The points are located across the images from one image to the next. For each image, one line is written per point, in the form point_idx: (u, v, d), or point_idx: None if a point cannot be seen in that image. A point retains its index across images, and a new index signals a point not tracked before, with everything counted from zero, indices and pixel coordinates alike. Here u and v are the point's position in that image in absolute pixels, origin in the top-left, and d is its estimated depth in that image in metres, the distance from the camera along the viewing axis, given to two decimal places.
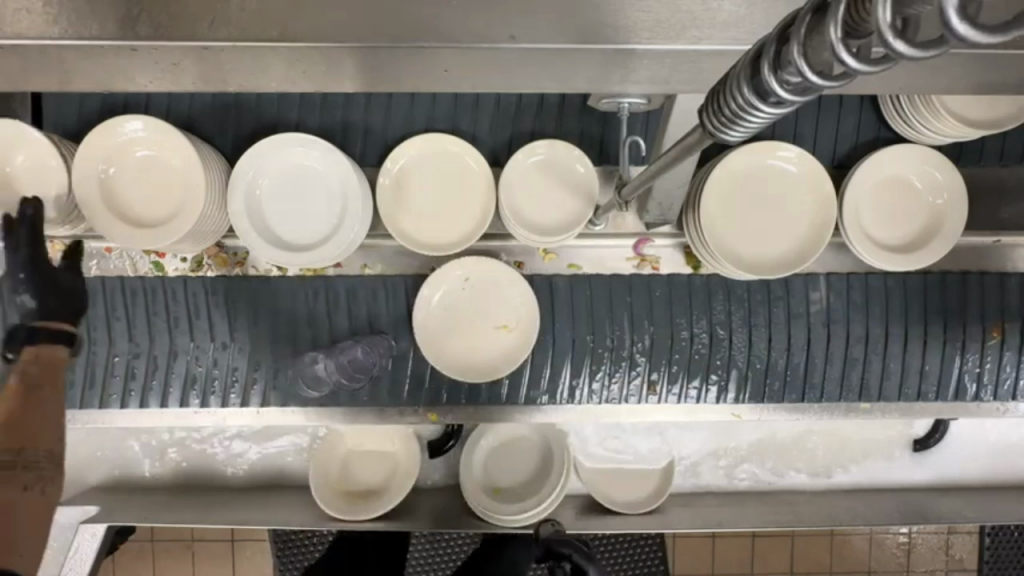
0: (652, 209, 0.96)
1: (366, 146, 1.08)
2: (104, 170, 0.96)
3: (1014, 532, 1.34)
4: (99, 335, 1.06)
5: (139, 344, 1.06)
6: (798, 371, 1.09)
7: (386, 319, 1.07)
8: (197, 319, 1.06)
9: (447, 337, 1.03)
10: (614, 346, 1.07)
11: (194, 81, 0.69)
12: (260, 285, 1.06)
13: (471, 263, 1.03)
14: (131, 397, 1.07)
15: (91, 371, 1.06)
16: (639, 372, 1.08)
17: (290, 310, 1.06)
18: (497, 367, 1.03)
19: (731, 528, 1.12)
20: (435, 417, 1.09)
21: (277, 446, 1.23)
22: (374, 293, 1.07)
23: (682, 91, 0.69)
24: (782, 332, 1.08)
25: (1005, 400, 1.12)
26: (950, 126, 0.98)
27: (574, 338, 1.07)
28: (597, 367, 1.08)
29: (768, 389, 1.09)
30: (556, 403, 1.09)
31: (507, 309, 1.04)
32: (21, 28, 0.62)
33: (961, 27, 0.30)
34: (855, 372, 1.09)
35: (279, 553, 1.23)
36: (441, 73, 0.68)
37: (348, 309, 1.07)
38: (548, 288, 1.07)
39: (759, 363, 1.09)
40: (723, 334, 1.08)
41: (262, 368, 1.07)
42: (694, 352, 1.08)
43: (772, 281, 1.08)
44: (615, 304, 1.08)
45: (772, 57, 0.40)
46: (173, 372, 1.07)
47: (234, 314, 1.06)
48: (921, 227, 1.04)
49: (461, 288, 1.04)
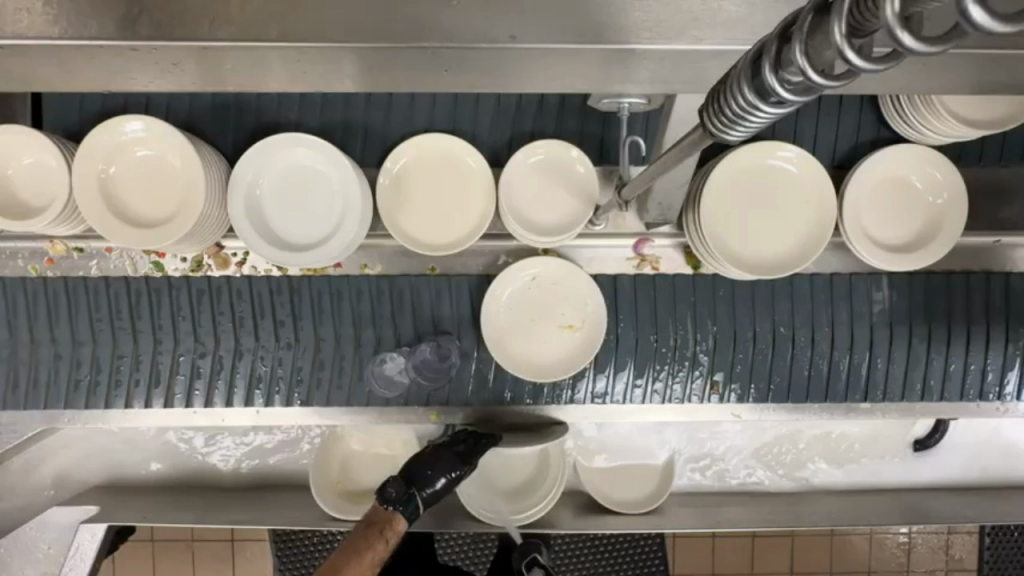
0: (652, 209, 0.97)
1: (366, 146, 1.08)
2: (104, 170, 0.96)
3: (1014, 532, 1.34)
4: (165, 334, 1.06)
5: (205, 344, 1.07)
6: (861, 372, 1.09)
7: (450, 318, 1.08)
8: (261, 318, 1.06)
9: (517, 336, 1.04)
10: (679, 346, 1.08)
11: (195, 81, 0.69)
12: (327, 285, 1.07)
13: (537, 263, 1.03)
14: (196, 397, 1.08)
15: (157, 371, 1.07)
16: (701, 372, 1.09)
17: (355, 310, 1.07)
18: (563, 368, 1.03)
19: (730, 528, 1.13)
20: (435, 416, 1.11)
21: (281, 447, 1.23)
22: (438, 292, 1.07)
23: (682, 90, 0.69)
24: (845, 332, 1.09)
25: (1007, 401, 1.11)
26: (950, 126, 0.98)
27: (637, 339, 1.08)
28: (661, 367, 1.08)
29: (831, 389, 1.10)
30: (556, 403, 1.10)
31: (572, 309, 1.04)
32: (21, 28, 0.62)
33: (978, 14, 0.31)
34: (917, 373, 1.10)
35: (279, 554, 1.24)
36: (443, 74, 0.68)
37: (412, 309, 1.07)
38: (613, 286, 1.08)
39: (822, 363, 1.09)
40: (786, 333, 1.08)
41: (327, 368, 1.08)
42: (757, 353, 1.08)
43: (835, 279, 1.09)
44: (678, 303, 1.08)
45: (773, 57, 0.40)
46: (237, 372, 1.07)
47: (299, 315, 1.07)
48: (921, 227, 1.04)
49: (527, 287, 1.05)
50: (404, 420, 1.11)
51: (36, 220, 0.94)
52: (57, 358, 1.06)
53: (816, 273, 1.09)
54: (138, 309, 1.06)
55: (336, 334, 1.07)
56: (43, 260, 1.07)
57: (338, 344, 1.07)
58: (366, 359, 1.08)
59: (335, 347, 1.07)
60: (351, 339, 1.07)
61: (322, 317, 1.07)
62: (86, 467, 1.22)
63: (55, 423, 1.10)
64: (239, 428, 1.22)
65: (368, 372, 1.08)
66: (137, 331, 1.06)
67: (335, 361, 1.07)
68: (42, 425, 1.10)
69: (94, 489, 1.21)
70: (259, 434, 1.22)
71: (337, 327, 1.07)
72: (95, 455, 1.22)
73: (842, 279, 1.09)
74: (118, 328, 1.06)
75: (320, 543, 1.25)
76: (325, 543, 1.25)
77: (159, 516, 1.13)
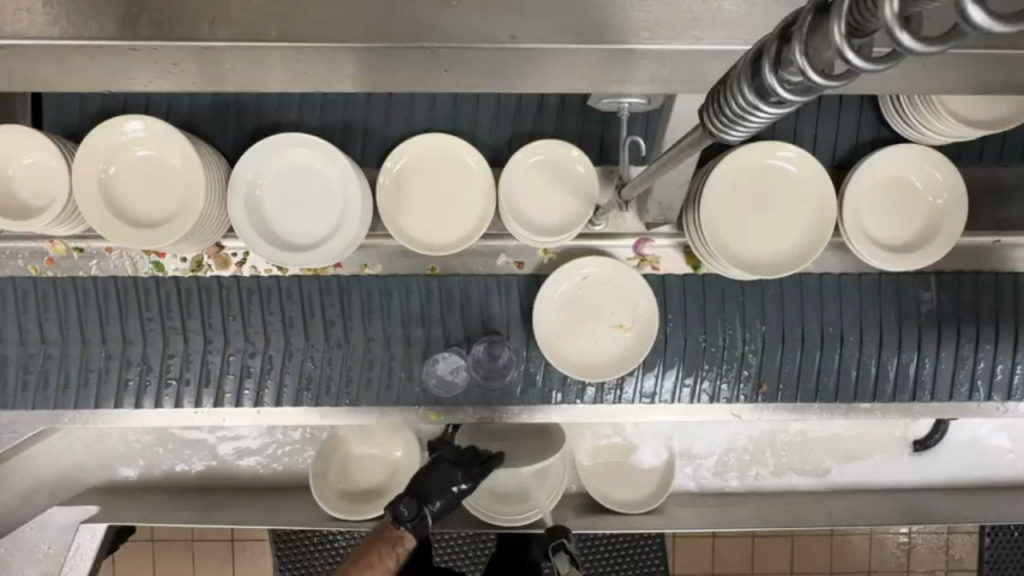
0: (652, 209, 0.97)
1: (366, 146, 1.08)
2: (104, 170, 0.96)
3: (1014, 532, 1.34)
4: (215, 335, 1.07)
5: (254, 344, 1.07)
6: (908, 372, 1.10)
7: (499, 317, 1.08)
8: (311, 317, 1.07)
9: (569, 337, 1.04)
10: (729, 346, 1.08)
11: (195, 81, 0.69)
12: (377, 284, 1.07)
13: (591, 263, 1.04)
14: (245, 396, 1.08)
15: (207, 371, 1.07)
16: (750, 371, 1.09)
17: (404, 309, 1.07)
18: (613, 368, 1.03)
19: (730, 528, 1.13)
20: (435, 416, 1.10)
21: (284, 447, 1.23)
22: (487, 291, 1.08)
23: (682, 90, 0.69)
24: (894, 332, 1.09)
25: (1005, 401, 1.12)
26: (950, 126, 0.98)
27: (685, 338, 1.08)
28: (709, 367, 1.09)
29: (879, 389, 1.10)
30: (559, 403, 1.10)
31: (622, 310, 1.04)
32: (21, 28, 0.62)
33: (977, 14, 0.31)
34: (964, 372, 1.10)
35: (279, 554, 1.24)
36: (443, 74, 0.68)
37: (461, 309, 1.07)
38: (661, 285, 1.08)
39: (871, 363, 1.09)
40: (834, 333, 1.08)
41: (376, 367, 1.08)
42: (805, 353, 1.09)
43: (883, 279, 1.09)
44: (727, 303, 1.08)
45: (773, 57, 0.40)
46: (287, 371, 1.08)
47: (349, 315, 1.07)
48: (921, 227, 1.04)
49: (577, 286, 1.05)
50: (404, 420, 1.10)
51: (36, 220, 0.94)
52: (108, 357, 1.07)
53: (820, 274, 1.09)
54: (189, 309, 1.06)
55: (386, 334, 1.07)
56: (43, 260, 1.06)
57: (389, 344, 1.07)
58: (419, 361, 1.08)
59: (383, 347, 1.07)
60: (402, 339, 1.07)
61: (372, 317, 1.07)
62: (85, 468, 1.22)
63: (56, 424, 1.10)
64: (238, 429, 1.22)
65: (418, 372, 1.08)
66: (187, 330, 1.07)
67: (386, 361, 1.08)
68: (42, 425, 1.11)
69: (93, 489, 1.21)
70: (261, 435, 1.22)
71: (387, 327, 1.07)
72: (94, 455, 1.22)
73: (893, 279, 1.09)
74: (169, 327, 1.06)
75: (320, 543, 1.25)
76: (324, 544, 1.25)
77: (160, 516, 1.14)
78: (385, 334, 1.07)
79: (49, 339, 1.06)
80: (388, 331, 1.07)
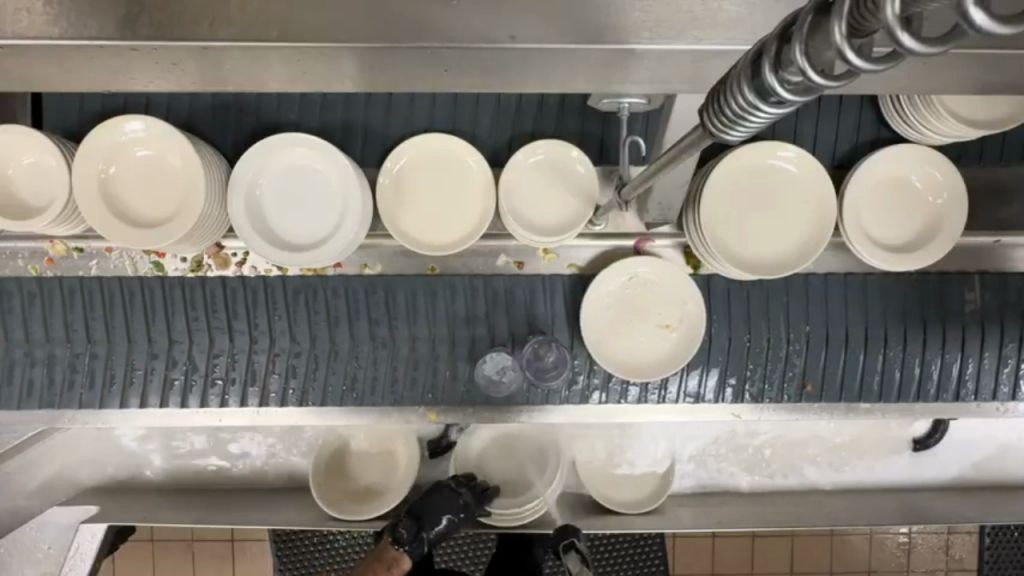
0: (652, 209, 0.97)
1: (366, 146, 1.08)
2: (104, 170, 0.96)
3: (1014, 532, 1.33)
4: (261, 332, 1.06)
5: (300, 344, 1.07)
6: (952, 373, 1.10)
7: (545, 317, 1.07)
8: (356, 317, 1.07)
9: (616, 337, 1.04)
10: (774, 346, 1.08)
11: (195, 81, 0.69)
12: (423, 284, 1.07)
13: (641, 264, 1.03)
14: (290, 395, 1.08)
15: (252, 371, 1.07)
16: (795, 371, 1.09)
17: (450, 309, 1.07)
18: (659, 368, 1.03)
19: (729, 529, 1.13)
20: (435, 416, 1.10)
21: (283, 447, 1.23)
22: (532, 290, 1.07)
23: (683, 90, 0.69)
24: (939, 331, 1.09)
25: (1005, 401, 1.11)
26: (950, 126, 0.98)
27: (730, 338, 1.08)
28: (755, 367, 1.09)
29: (922, 389, 1.10)
30: (553, 403, 1.10)
31: (669, 309, 1.04)
32: (21, 28, 0.62)
33: (978, 15, 0.31)
34: (1006, 372, 1.10)
35: (279, 554, 1.25)
36: (443, 74, 0.68)
37: (507, 308, 1.07)
38: (706, 285, 1.08)
39: (915, 363, 1.10)
40: (879, 333, 1.09)
41: (421, 367, 1.07)
42: (850, 353, 1.09)
43: (927, 280, 1.09)
44: (772, 303, 1.08)
45: (773, 57, 0.40)
46: (332, 373, 1.08)
47: (393, 315, 1.07)
48: (921, 226, 1.04)
49: (626, 286, 1.05)
50: (405, 421, 1.10)
51: (36, 220, 0.94)
52: (153, 356, 1.07)
53: (834, 274, 1.09)
54: (234, 309, 1.06)
55: (431, 334, 1.07)
56: (43, 260, 1.06)
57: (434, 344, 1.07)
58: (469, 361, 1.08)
59: (429, 347, 1.07)
60: (448, 339, 1.07)
61: (417, 317, 1.07)
62: (84, 468, 1.22)
63: (56, 424, 1.10)
64: (238, 429, 1.21)
65: (461, 372, 1.07)
66: (233, 330, 1.07)
67: (431, 361, 1.07)
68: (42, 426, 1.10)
69: (93, 490, 1.21)
70: (264, 435, 1.22)
71: (434, 326, 1.07)
72: (94, 455, 1.22)
73: (939, 279, 1.09)
74: (214, 326, 1.06)
75: (320, 543, 1.25)
76: (324, 544, 1.25)
77: (160, 516, 1.14)
78: (431, 335, 1.07)
79: (95, 339, 1.06)
80: (435, 331, 1.07)
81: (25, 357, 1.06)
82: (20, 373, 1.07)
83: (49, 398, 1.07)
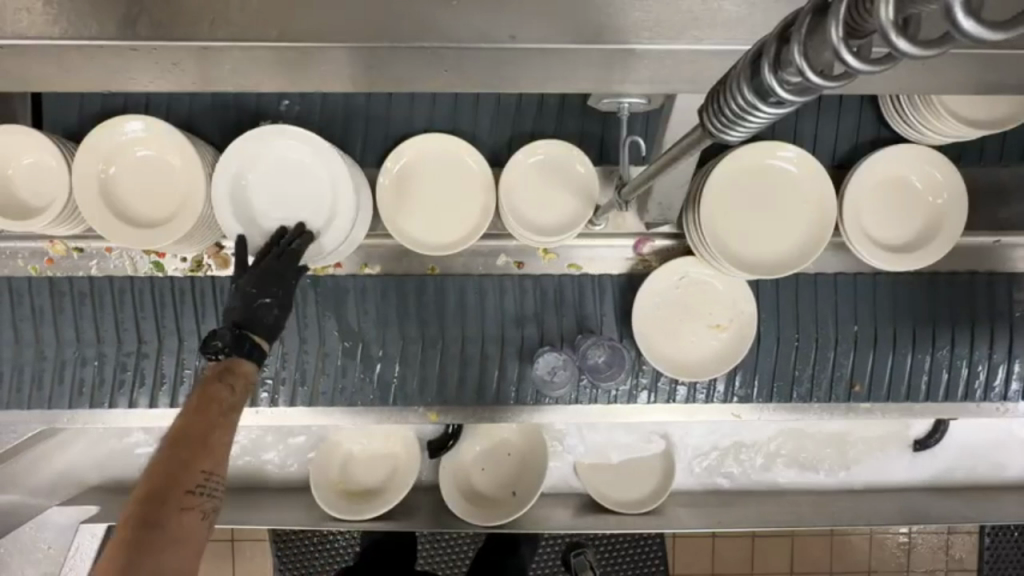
0: (652, 209, 0.98)
1: (366, 146, 1.08)
2: (104, 171, 0.96)
3: (1014, 532, 1.33)
4: (311, 333, 1.07)
5: (351, 343, 1.07)
6: (997, 373, 1.10)
7: (594, 317, 1.08)
8: (405, 317, 1.07)
9: (667, 337, 1.04)
10: (822, 346, 1.09)
11: (195, 81, 0.69)
12: (476, 286, 1.07)
13: (694, 263, 1.04)
14: (338, 395, 1.08)
15: (302, 370, 1.07)
16: (844, 370, 1.09)
17: (501, 309, 1.07)
18: (709, 368, 1.03)
19: (729, 528, 1.14)
20: (435, 416, 1.10)
21: (286, 447, 1.23)
22: (582, 290, 1.08)
23: (683, 91, 0.68)
24: (987, 330, 1.09)
25: (1003, 401, 1.11)
26: (949, 125, 0.98)
27: (779, 338, 1.08)
28: (803, 368, 1.09)
29: (969, 390, 1.11)
30: (578, 403, 1.10)
31: (719, 309, 1.05)
32: (21, 28, 0.62)
33: (969, 24, 0.31)
34: None
35: (279, 554, 1.23)
36: (444, 74, 0.68)
37: (556, 308, 1.08)
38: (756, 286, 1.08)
39: (963, 364, 1.10)
40: (927, 333, 1.09)
41: (470, 367, 1.08)
42: (899, 353, 1.09)
43: (975, 279, 1.09)
44: (820, 304, 1.09)
45: (772, 57, 0.40)
46: (377, 373, 1.08)
47: (444, 315, 1.07)
48: (922, 226, 1.04)
49: (680, 286, 1.05)
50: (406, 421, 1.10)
51: (36, 220, 0.94)
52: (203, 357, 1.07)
53: (866, 272, 1.09)
54: None
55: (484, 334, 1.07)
56: (43, 260, 1.06)
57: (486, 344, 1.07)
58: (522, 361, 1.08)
59: (479, 347, 1.07)
60: (500, 338, 1.07)
61: (467, 317, 1.07)
62: (85, 467, 1.22)
63: (55, 424, 1.09)
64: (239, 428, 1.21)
65: (510, 371, 1.08)
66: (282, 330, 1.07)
67: (482, 361, 1.07)
68: (42, 427, 1.10)
69: (93, 489, 1.21)
70: (265, 434, 1.22)
71: (485, 326, 1.07)
72: (95, 455, 1.22)
73: (988, 279, 1.09)
74: None
75: (320, 543, 1.25)
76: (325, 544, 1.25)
77: None
78: (483, 334, 1.07)
79: (146, 340, 1.07)
80: (487, 330, 1.07)
81: (75, 358, 1.07)
82: (70, 373, 1.07)
83: (100, 398, 1.07)
